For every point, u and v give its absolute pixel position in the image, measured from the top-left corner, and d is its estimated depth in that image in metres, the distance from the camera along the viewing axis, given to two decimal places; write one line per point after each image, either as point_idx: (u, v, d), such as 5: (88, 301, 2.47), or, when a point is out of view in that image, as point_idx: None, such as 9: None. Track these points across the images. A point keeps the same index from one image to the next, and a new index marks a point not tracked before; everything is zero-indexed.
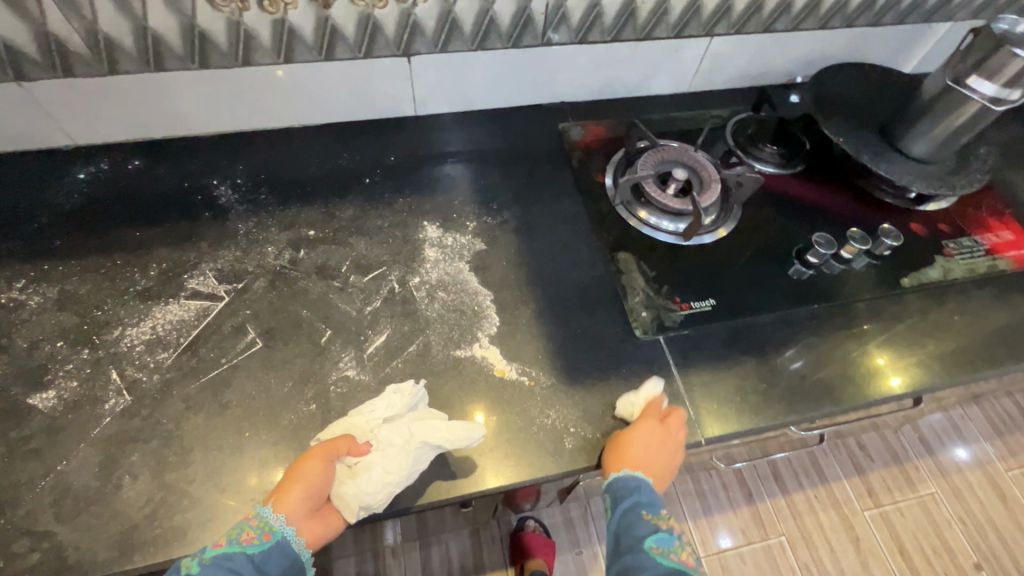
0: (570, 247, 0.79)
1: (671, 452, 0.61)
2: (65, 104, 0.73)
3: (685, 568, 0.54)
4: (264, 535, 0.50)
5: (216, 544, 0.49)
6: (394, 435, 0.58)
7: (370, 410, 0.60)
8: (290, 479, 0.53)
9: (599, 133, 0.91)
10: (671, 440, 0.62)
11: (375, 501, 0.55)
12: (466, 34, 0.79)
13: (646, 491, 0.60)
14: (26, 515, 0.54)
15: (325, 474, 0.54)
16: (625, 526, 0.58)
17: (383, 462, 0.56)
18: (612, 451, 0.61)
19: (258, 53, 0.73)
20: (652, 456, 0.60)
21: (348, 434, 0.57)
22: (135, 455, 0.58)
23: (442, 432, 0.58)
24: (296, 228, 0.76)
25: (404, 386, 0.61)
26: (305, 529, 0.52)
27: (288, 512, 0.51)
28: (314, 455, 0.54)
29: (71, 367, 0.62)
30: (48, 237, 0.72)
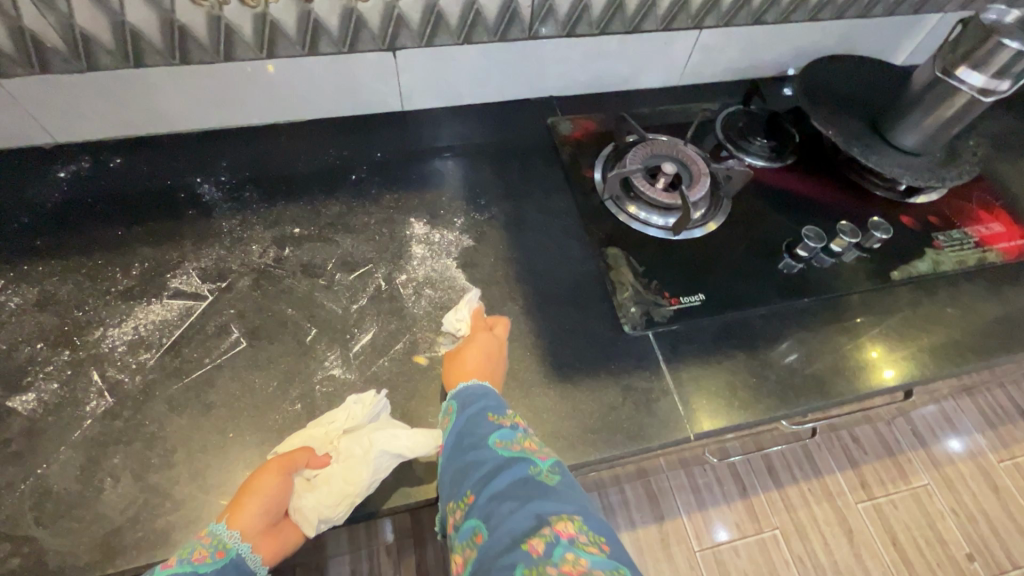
0: (559, 242, 0.78)
1: (501, 357, 0.64)
2: (43, 101, 0.71)
3: (527, 454, 0.50)
4: (218, 554, 0.48)
5: (164, 566, 0.45)
6: (352, 445, 0.57)
7: (330, 420, 0.60)
8: (242, 494, 0.52)
9: (589, 127, 0.90)
10: (501, 344, 0.65)
11: (334, 514, 0.54)
12: (452, 28, 0.78)
13: (485, 396, 0.57)
14: (6, 520, 0.53)
15: (281, 487, 0.53)
16: (468, 427, 0.53)
17: (342, 473, 0.56)
18: (449, 371, 0.62)
19: (239, 48, 0.72)
20: (485, 360, 0.62)
21: (306, 447, 0.57)
22: (118, 457, 0.57)
23: (404, 441, 0.57)
24: (282, 226, 0.75)
25: (366, 395, 0.61)
26: (261, 545, 0.50)
27: (240, 528, 0.50)
28: (271, 468, 0.54)
29: (51, 369, 0.61)
30: (27, 237, 0.71)
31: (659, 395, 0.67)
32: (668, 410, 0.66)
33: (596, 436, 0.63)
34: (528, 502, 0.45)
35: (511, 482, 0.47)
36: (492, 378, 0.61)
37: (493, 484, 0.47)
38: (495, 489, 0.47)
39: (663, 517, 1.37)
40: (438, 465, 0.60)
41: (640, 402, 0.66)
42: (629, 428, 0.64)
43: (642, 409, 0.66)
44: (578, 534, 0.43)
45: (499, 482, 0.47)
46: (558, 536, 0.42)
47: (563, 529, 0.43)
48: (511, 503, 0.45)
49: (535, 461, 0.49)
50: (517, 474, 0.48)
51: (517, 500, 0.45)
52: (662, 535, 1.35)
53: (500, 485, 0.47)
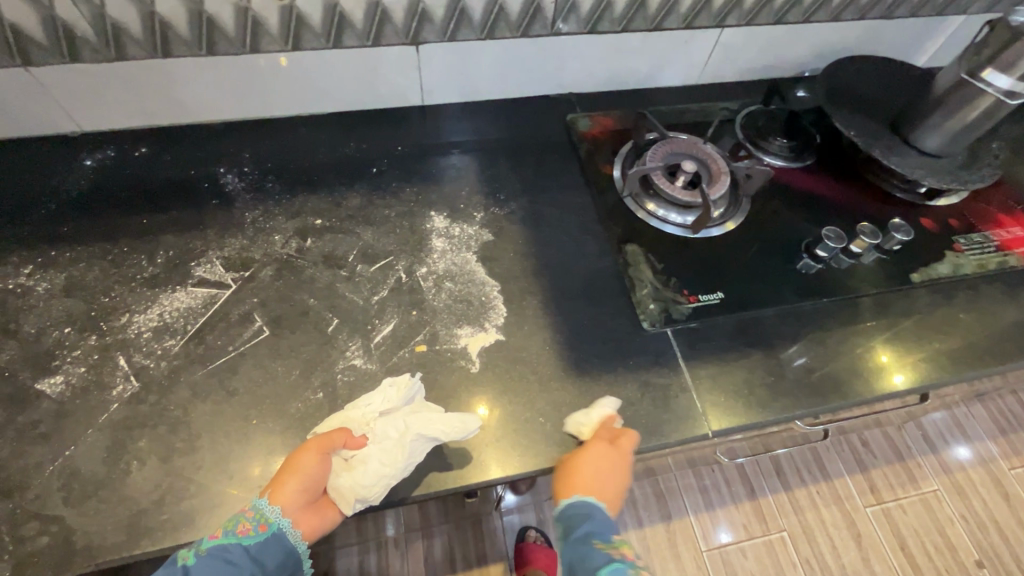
0: (578, 238, 0.78)
1: (618, 476, 0.59)
2: (73, 90, 0.73)
3: None
4: (260, 527, 0.50)
5: (212, 537, 0.50)
6: (389, 428, 0.58)
7: (367, 403, 0.60)
8: (284, 472, 0.53)
9: (607, 124, 0.90)
10: (623, 467, 0.59)
11: (370, 494, 0.55)
12: (475, 23, 0.78)
13: (594, 518, 0.58)
14: (36, 499, 0.54)
15: (321, 467, 0.54)
16: (579, 554, 0.55)
17: (379, 455, 0.56)
18: (562, 472, 0.59)
19: (265, 40, 0.73)
20: (602, 480, 0.58)
21: (343, 428, 0.57)
22: (143, 441, 0.58)
23: (437, 424, 0.57)
24: (303, 217, 0.76)
25: (400, 379, 0.62)
26: (301, 521, 0.52)
27: (283, 505, 0.51)
28: (310, 447, 0.54)
29: (78, 353, 0.62)
30: (54, 224, 0.72)
31: (677, 391, 0.67)
32: (685, 406, 0.66)
33: None
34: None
35: None
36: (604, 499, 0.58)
37: None
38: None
39: (670, 516, 1.37)
40: (457, 456, 0.61)
41: (658, 398, 0.66)
42: (646, 424, 0.65)
43: (660, 405, 0.66)
44: None
45: None
46: None
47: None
48: None
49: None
50: None
51: None
52: (669, 534, 1.35)
53: None
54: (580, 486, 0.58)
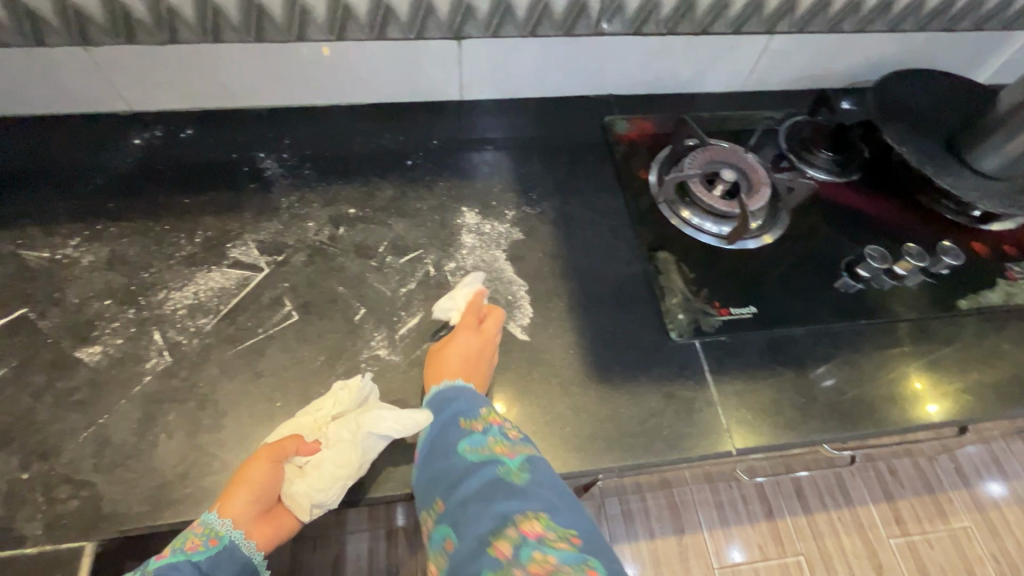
0: (609, 242, 0.77)
1: (489, 359, 0.62)
2: (125, 70, 0.75)
3: (497, 456, 0.50)
4: (210, 542, 0.48)
5: (159, 556, 0.46)
6: (341, 429, 0.57)
7: (317, 407, 0.60)
8: (233, 484, 0.52)
9: (646, 128, 0.88)
10: (491, 344, 0.63)
11: (327, 497, 0.54)
12: (519, 20, 0.77)
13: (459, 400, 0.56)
14: (68, 464, 0.56)
15: (272, 474, 0.53)
16: (439, 435, 0.53)
17: (332, 457, 0.55)
18: (430, 367, 0.62)
19: (311, 29, 0.74)
20: (470, 362, 0.61)
21: (295, 434, 0.57)
22: (172, 415, 0.59)
23: (390, 421, 0.57)
24: (337, 205, 0.77)
25: (351, 381, 0.61)
26: (255, 532, 0.51)
27: (232, 516, 0.50)
28: (259, 457, 0.54)
29: (116, 325, 0.64)
30: (102, 199, 0.74)
31: (702, 406, 0.66)
32: (710, 421, 0.65)
33: (634, 441, 0.62)
34: (492, 504, 0.46)
35: (478, 487, 0.48)
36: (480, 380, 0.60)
37: (461, 489, 0.48)
38: (461, 496, 0.47)
39: (683, 530, 1.34)
40: None
41: (683, 411, 0.65)
42: (668, 436, 0.63)
43: (683, 418, 0.65)
44: (546, 532, 0.44)
45: (467, 488, 0.48)
46: (525, 538, 0.43)
47: (529, 527, 0.44)
48: (477, 507, 0.46)
49: (504, 460, 0.50)
50: (485, 478, 0.48)
51: (482, 503, 0.46)
52: (681, 547, 1.33)
53: (469, 490, 0.48)
54: (449, 369, 0.59)
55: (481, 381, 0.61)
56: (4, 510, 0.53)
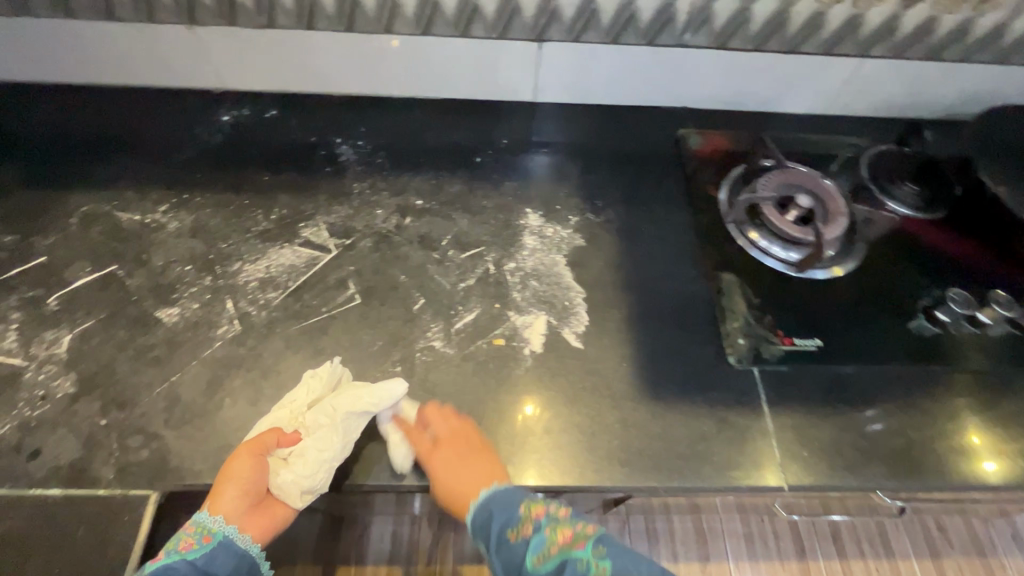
0: (671, 257, 0.76)
1: (475, 449, 0.58)
2: (223, 50, 0.79)
3: (568, 554, 0.50)
4: (204, 539, 0.52)
5: (154, 560, 0.50)
6: (318, 415, 0.58)
7: (292, 399, 0.60)
8: (220, 482, 0.55)
9: (720, 145, 0.86)
10: (464, 430, 0.59)
11: (315, 483, 0.56)
12: (602, 26, 0.77)
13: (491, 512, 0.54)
14: (141, 415, 0.60)
15: (256, 470, 0.55)
16: (503, 560, 0.52)
17: (313, 444, 0.57)
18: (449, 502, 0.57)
19: (399, 22, 0.77)
20: (472, 471, 0.56)
21: (273, 428, 0.58)
22: (237, 381, 0.62)
23: (364, 400, 0.58)
24: (406, 196, 0.79)
25: (320, 367, 0.61)
26: (248, 526, 0.54)
27: (222, 514, 0.53)
28: (240, 454, 0.55)
29: (194, 290, 0.68)
30: (191, 171, 0.79)
31: (756, 436, 0.64)
32: (763, 453, 0.63)
33: (682, 462, 0.61)
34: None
35: None
36: (494, 471, 0.57)
37: None
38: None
39: (708, 558, 1.30)
40: (518, 456, 0.61)
41: (734, 438, 0.63)
42: (718, 462, 0.62)
43: (735, 446, 0.63)
44: None
45: None
46: None
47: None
48: None
49: (577, 554, 0.50)
50: None
51: None
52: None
53: None
54: (467, 493, 0.56)
55: (495, 470, 0.57)
56: (82, 451, 0.57)
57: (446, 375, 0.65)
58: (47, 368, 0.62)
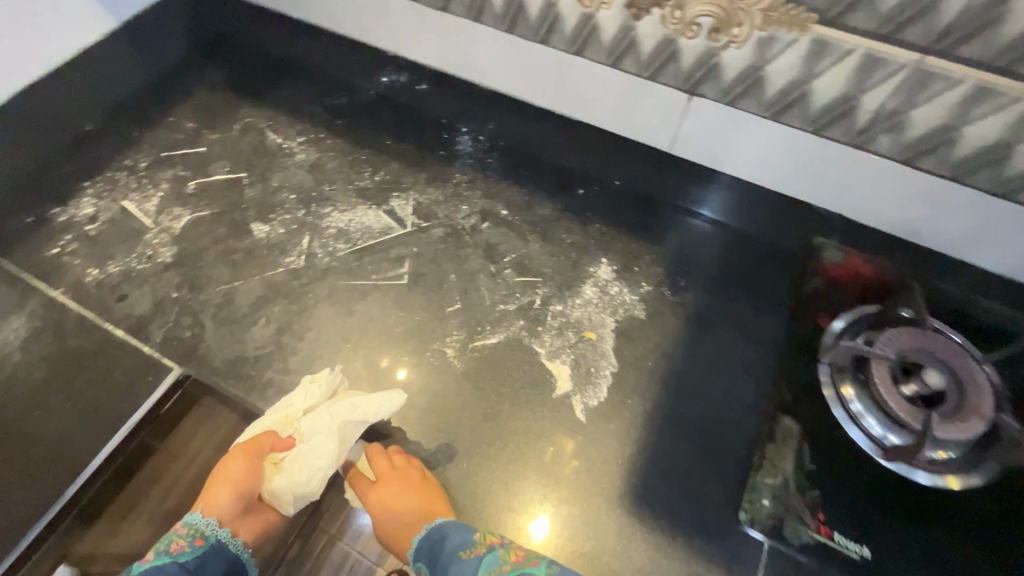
0: (732, 373, 0.66)
1: (410, 483, 0.59)
2: (398, 20, 0.85)
3: (518, 571, 0.52)
4: (196, 542, 0.57)
5: (144, 561, 0.55)
6: (314, 424, 0.61)
7: (288, 403, 0.63)
8: (214, 482, 0.60)
9: (859, 271, 0.70)
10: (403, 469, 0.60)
11: (308, 489, 0.60)
12: (765, 98, 0.68)
13: (441, 531, 0.57)
14: (201, 302, 0.69)
15: (250, 472, 0.60)
16: None
17: (307, 451, 0.60)
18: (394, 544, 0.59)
19: (556, 37, 0.76)
20: (404, 511, 0.58)
21: (269, 431, 0.62)
22: (278, 308, 0.69)
23: (361, 408, 0.61)
24: (495, 202, 0.79)
25: (319, 374, 0.63)
26: (240, 529, 0.60)
27: (215, 516, 0.58)
28: (237, 454, 0.60)
29: (286, 217, 0.77)
30: (335, 116, 0.88)
31: None
32: None
33: None
34: None
35: None
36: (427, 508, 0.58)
37: None
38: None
39: None
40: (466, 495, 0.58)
41: None
42: None
43: None
44: None
45: None
46: None
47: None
48: None
49: (529, 572, 0.51)
50: None
51: None
52: None
53: None
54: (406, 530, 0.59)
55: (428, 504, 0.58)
56: (151, 311, 0.69)
57: (440, 384, 0.65)
58: (162, 236, 0.75)
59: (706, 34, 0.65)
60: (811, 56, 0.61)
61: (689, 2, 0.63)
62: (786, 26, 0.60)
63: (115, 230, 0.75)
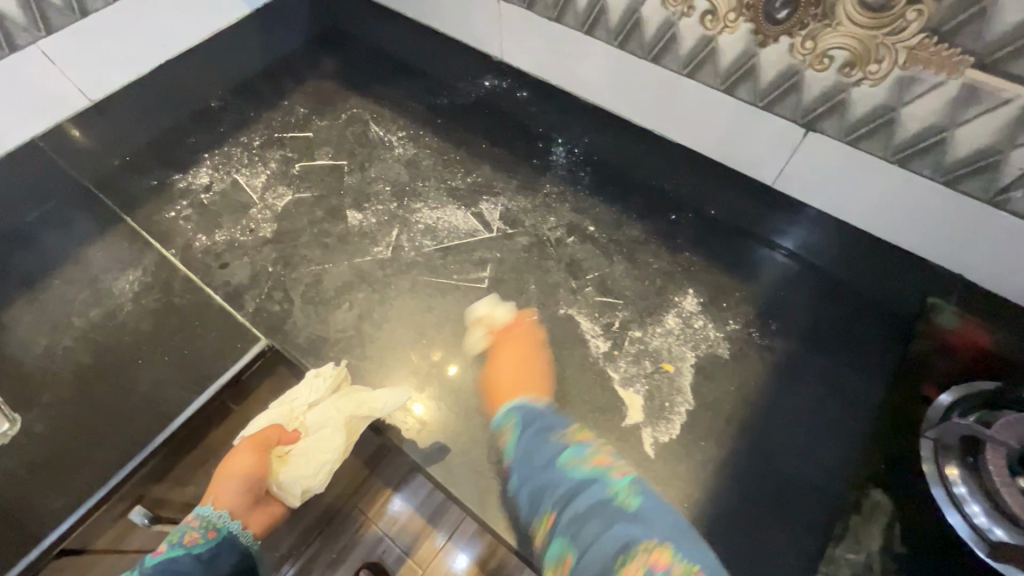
0: (819, 432, 0.61)
1: (536, 362, 0.64)
2: (511, 28, 0.87)
3: (599, 473, 0.49)
4: (207, 534, 0.59)
5: (156, 553, 0.56)
6: (320, 418, 0.63)
7: (293, 397, 0.66)
8: (220, 476, 0.61)
9: (981, 340, 0.62)
10: (533, 342, 0.66)
11: (315, 481, 0.63)
12: (892, 142, 0.63)
13: (537, 414, 0.54)
14: (292, 280, 0.73)
15: (259, 465, 0.62)
16: (532, 453, 0.51)
17: (312, 445, 0.63)
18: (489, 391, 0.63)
19: (669, 57, 0.74)
20: (512, 374, 0.62)
21: (274, 426, 0.65)
22: (361, 295, 0.71)
23: (366, 404, 0.62)
24: (583, 217, 0.78)
25: (325, 369, 0.65)
26: (249, 521, 0.62)
27: (227, 508, 0.60)
28: (244, 448, 0.62)
29: (378, 208, 0.79)
30: (436, 115, 0.90)
31: None
32: None
33: None
34: (611, 525, 0.45)
35: (590, 504, 0.47)
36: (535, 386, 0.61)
37: (572, 507, 0.47)
38: (576, 512, 0.47)
39: None
40: None
41: None
42: None
43: None
44: (672, 564, 0.43)
45: (579, 504, 0.47)
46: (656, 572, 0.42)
47: (657, 558, 0.43)
48: (594, 525, 0.46)
49: (610, 480, 0.49)
50: (594, 497, 0.47)
51: (601, 523, 0.46)
52: None
53: (580, 508, 0.47)
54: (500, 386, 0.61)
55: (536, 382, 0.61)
56: (247, 282, 0.73)
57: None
58: (265, 212, 0.79)
59: (837, 68, 0.61)
60: (957, 102, 0.56)
61: (823, 34, 0.60)
62: (934, 67, 0.55)
63: (225, 201, 0.80)
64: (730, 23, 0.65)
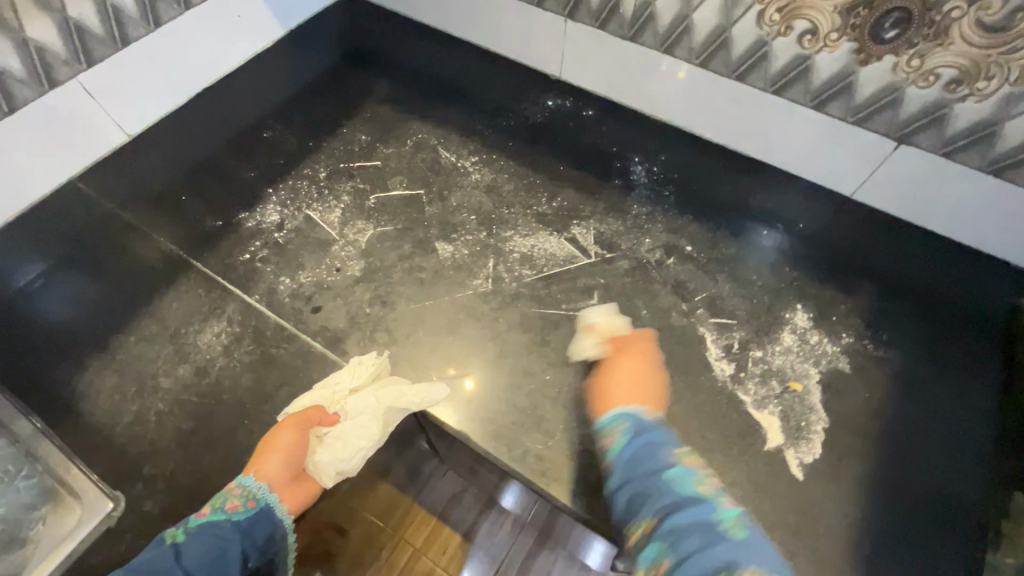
0: (949, 439, 0.63)
1: (654, 379, 0.61)
2: (578, 47, 0.87)
3: (705, 497, 0.50)
4: (249, 503, 0.57)
5: (200, 514, 0.55)
6: (361, 405, 0.61)
7: (336, 380, 0.63)
8: (265, 448, 0.59)
9: None
10: (649, 357, 0.64)
11: (349, 466, 0.61)
12: (992, 153, 0.66)
13: (648, 424, 0.55)
14: (394, 320, 0.69)
15: (300, 444, 0.59)
16: (642, 458, 0.52)
17: (352, 430, 0.62)
18: (597, 387, 0.61)
19: (755, 74, 0.74)
20: (630, 385, 0.59)
21: (318, 407, 0.62)
22: (471, 331, 0.69)
23: (406, 395, 0.61)
24: (678, 237, 0.77)
25: (368, 357, 0.64)
26: (285, 496, 0.59)
27: (267, 481, 0.57)
28: (287, 425, 0.59)
29: (468, 238, 0.76)
30: (505, 137, 0.88)
31: None
32: None
33: None
34: (716, 545, 0.46)
35: (694, 521, 0.48)
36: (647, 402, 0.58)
37: (674, 520, 0.48)
38: (678, 523, 0.48)
39: None
40: None
41: None
42: None
43: None
44: None
45: (682, 518, 0.48)
46: None
47: None
48: (699, 539, 0.47)
49: (718, 506, 0.49)
50: (701, 516, 0.48)
51: (705, 539, 0.47)
52: None
53: (685, 523, 0.48)
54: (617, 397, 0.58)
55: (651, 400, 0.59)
56: (345, 325, 0.69)
57: None
58: (349, 249, 0.75)
59: (942, 84, 0.63)
60: None
61: (933, 53, 0.61)
62: None
63: (302, 239, 0.76)
64: (831, 42, 0.66)
